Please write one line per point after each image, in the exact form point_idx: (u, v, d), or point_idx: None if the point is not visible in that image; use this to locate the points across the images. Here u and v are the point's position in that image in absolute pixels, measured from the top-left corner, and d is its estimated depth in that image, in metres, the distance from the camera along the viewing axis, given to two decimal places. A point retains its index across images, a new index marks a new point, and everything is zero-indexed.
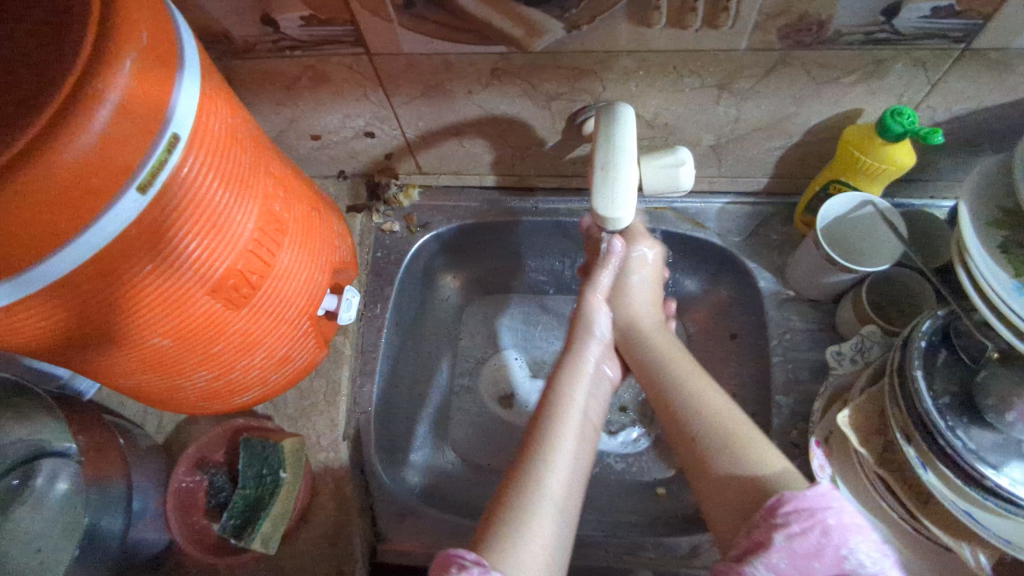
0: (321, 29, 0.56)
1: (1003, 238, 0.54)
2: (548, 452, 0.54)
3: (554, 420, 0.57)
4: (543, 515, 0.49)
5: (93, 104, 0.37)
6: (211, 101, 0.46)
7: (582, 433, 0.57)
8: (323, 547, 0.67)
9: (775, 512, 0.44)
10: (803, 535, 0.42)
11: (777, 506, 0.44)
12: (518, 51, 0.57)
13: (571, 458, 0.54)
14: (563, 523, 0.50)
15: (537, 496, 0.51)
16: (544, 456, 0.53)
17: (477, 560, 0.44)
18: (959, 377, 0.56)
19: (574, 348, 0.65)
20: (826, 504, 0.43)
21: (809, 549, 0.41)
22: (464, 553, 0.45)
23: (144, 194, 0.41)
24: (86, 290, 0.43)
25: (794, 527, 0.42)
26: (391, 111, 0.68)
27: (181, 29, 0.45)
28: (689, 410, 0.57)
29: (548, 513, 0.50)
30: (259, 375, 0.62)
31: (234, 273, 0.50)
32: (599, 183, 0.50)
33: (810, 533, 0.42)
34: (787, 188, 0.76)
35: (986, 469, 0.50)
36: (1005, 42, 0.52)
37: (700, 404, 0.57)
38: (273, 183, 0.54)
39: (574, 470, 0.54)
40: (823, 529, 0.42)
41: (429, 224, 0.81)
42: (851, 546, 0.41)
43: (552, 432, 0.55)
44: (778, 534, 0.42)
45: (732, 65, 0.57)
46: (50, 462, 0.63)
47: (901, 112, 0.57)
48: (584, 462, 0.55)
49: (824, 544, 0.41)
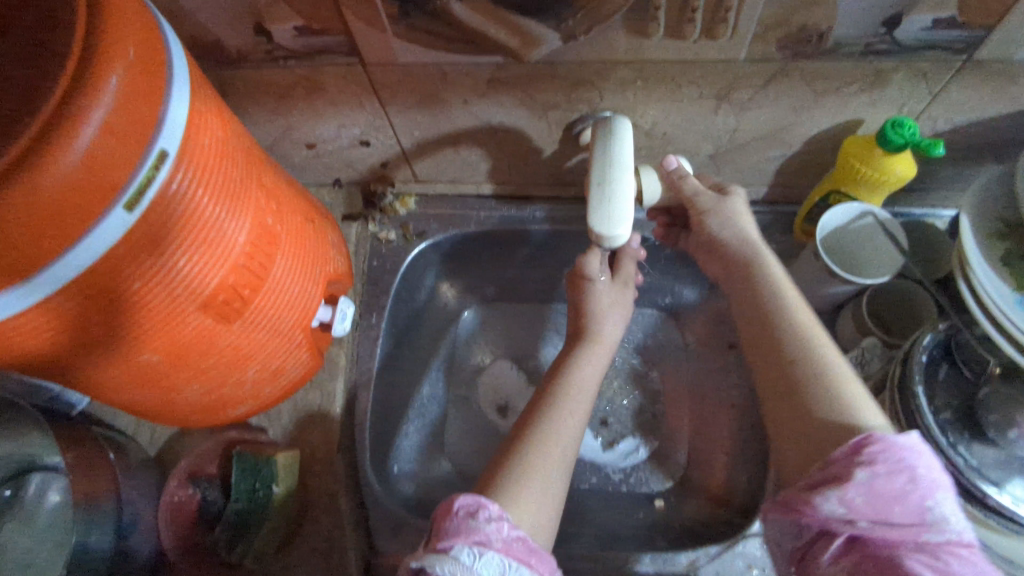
0: (315, 39, 0.55)
1: (1006, 250, 0.53)
2: (552, 419, 0.57)
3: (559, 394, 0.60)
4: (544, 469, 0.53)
5: (78, 121, 0.36)
6: (201, 114, 0.45)
7: (582, 406, 0.60)
8: (316, 561, 0.66)
9: (860, 450, 0.40)
10: (889, 477, 0.38)
11: (862, 444, 0.40)
12: (515, 61, 0.57)
13: (570, 427, 0.57)
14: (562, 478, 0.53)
15: (542, 460, 0.53)
16: (545, 434, 0.56)
17: (499, 512, 0.46)
18: (960, 392, 0.56)
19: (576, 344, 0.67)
20: (917, 453, 0.40)
21: (892, 492, 0.38)
22: (488, 503, 0.46)
23: (132, 211, 0.41)
24: (73, 306, 0.42)
25: (880, 470, 0.39)
26: (387, 119, 0.67)
27: (171, 42, 0.44)
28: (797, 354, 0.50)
29: (550, 470, 0.53)
30: (252, 388, 0.62)
31: (226, 287, 0.50)
32: (595, 201, 0.50)
33: (896, 478, 0.38)
34: (786, 197, 0.75)
35: (988, 488, 0.49)
36: (1007, 53, 0.51)
37: (796, 335, 0.52)
38: (264, 196, 0.53)
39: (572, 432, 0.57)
40: (909, 478, 0.39)
41: (426, 232, 0.80)
42: (936, 498, 0.38)
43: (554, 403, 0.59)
44: (860, 472, 0.39)
45: (731, 76, 0.57)
46: (39, 475, 0.63)
47: (901, 125, 0.56)
48: (580, 433, 0.58)
49: (910, 491, 0.38)
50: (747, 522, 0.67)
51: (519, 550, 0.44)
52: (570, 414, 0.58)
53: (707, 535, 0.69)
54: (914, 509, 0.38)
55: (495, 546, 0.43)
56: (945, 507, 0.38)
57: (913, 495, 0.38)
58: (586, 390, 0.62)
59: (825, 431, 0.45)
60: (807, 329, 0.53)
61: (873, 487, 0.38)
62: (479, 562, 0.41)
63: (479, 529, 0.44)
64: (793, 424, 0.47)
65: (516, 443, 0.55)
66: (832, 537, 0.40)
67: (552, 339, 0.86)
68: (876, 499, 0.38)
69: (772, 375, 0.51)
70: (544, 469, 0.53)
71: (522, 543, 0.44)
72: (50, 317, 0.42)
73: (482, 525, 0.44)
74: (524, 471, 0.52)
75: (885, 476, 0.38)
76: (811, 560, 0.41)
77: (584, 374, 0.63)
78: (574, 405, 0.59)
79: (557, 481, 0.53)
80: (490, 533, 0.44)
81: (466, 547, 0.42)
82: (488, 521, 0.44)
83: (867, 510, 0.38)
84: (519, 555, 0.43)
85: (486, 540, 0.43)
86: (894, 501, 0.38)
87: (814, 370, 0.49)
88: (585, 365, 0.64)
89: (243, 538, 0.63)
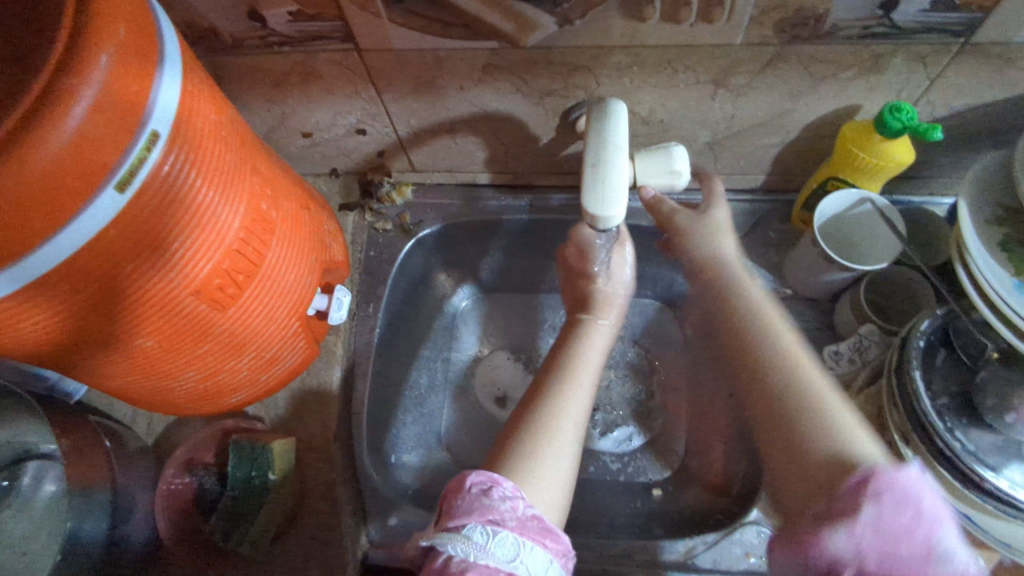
0: (309, 24, 0.55)
1: (1004, 235, 0.53)
2: (557, 397, 0.58)
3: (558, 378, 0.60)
4: (551, 448, 0.53)
5: (67, 101, 0.36)
6: (193, 96, 0.45)
7: (589, 382, 0.60)
8: (312, 549, 0.66)
9: (865, 486, 0.42)
10: (896, 510, 0.40)
11: (868, 479, 0.42)
12: (511, 46, 0.56)
13: (577, 405, 0.58)
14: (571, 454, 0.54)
15: (547, 439, 0.54)
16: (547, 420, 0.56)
17: (512, 489, 0.46)
18: (959, 377, 0.55)
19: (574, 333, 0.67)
20: (921, 486, 0.41)
21: (898, 529, 0.39)
22: (501, 481, 0.46)
23: (123, 192, 0.40)
24: (65, 288, 0.42)
25: (889, 504, 0.40)
26: (383, 107, 0.67)
27: (162, 24, 0.44)
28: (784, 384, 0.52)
29: (558, 448, 0.54)
30: (248, 375, 0.61)
31: (221, 272, 0.49)
32: (590, 180, 0.48)
33: (904, 511, 0.40)
34: (784, 185, 0.75)
35: (985, 472, 0.49)
36: (1006, 36, 0.51)
37: (785, 359, 0.54)
38: (259, 181, 0.53)
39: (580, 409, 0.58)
40: (915, 512, 0.40)
41: (422, 222, 0.80)
42: (941, 532, 0.40)
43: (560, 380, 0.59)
44: (868, 507, 0.41)
45: (728, 60, 0.56)
46: (36, 464, 0.63)
47: (899, 108, 0.56)
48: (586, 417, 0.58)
49: (916, 527, 0.40)
50: (745, 509, 0.66)
51: (534, 528, 0.44)
52: (577, 391, 0.59)
53: (704, 523, 0.69)
54: (922, 547, 0.39)
55: (509, 525, 0.43)
56: (950, 541, 0.39)
57: (920, 528, 0.40)
58: (592, 367, 0.62)
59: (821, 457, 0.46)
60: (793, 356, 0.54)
61: (880, 521, 0.40)
62: (493, 541, 0.41)
63: (496, 507, 0.44)
64: (789, 451, 0.48)
65: (518, 431, 0.55)
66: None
67: (549, 330, 0.86)
68: (885, 535, 0.39)
69: (761, 397, 0.52)
70: (550, 448, 0.53)
71: (537, 521, 0.45)
72: (45, 301, 0.42)
73: (498, 503, 0.45)
74: (529, 452, 0.53)
75: (890, 510, 0.40)
76: None
77: (590, 352, 0.64)
78: (583, 382, 0.60)
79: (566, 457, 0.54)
80: (505, 511, 0.44)
81: (480, 526, 0.42)
82: (503, 500, 0.45)
83: (875, 545, 0.39)
84: (533, 534, 0.43)
85: (500, 519, 0.43)
86: (900, 537, 0.39)
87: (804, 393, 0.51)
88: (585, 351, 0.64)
89: (238, 526, 0.63)
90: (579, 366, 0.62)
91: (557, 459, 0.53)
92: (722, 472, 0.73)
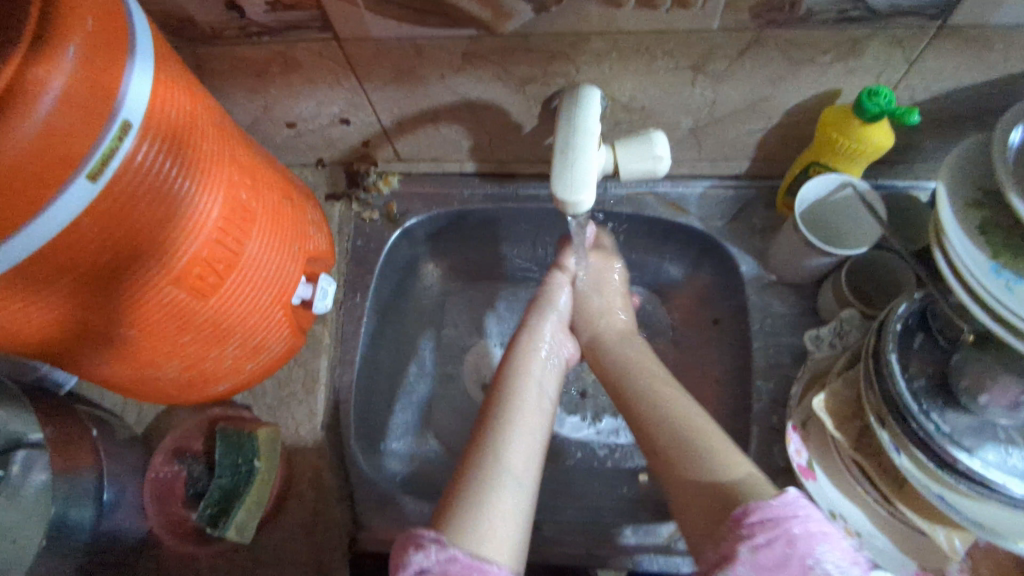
0: (287, 14, 0.55)
1: (982, 219, 0.53)
2: (507, 421, 0.58)
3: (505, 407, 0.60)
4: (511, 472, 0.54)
5: (34, 92, 0.36)
6: (166, 87, 0.45)
7: (535, 421, 0.59)
8: (301, 534, 0.67)
9: (742, 524, 0.44)
10: (770, 545, 0.42)
11: (743, 517, 0.44)
12: (488, 33, 0.56)
13: (527, 441, 0.57)
14: (523, 496, 0.53)
15: (496, 480, 0.52)
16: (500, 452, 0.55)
17: (435, 537, 0.46)
18: (936, 360, 0.55)
19: (514, 357, 0.66)
20: (792, 513, 0.43)
21: (774, 560, 0.42)
22: (423, 532, 0.46)
23: (95, 181, 0.41)
24: (41, 278, 0.43)
25: (760, 539, 0.43)
26: (365, 97, 0.67)
27: (134, 15, 0.44)
28: (673, 434, 0.56)
29: (516, 473, 0.54)
30: (234, 364, 0.62)
31: (199, 262, 0.50)
32: (558, 166, 0.48)
33: (776, 544, 0.42)
34: (769, 171, 0.75)
35: (959, 453, 0.50)
36: (982, 18, 0.51)
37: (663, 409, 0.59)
38: (238, 172, 0.53)
39: (529, 447, 0.57)
40: (789, 541, 0.42)
41: (408, 212, 0.80)
42: (817, 554, 0.42)
43: (505, 418, 0.58)
44: (742, 547, 0.43)
45: (705, 46, 0.56)
46: (26, 453, 0.63)
47: (877, 92, 0.56)
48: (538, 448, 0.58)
49: (790, 556, 0.42)
50: None
51: (454, 569, 0.44)
52: (523, 430, 0.58)
53: None
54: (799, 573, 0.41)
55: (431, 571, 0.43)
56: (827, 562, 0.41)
57: (794, 556, 0.42)
58: (539, 404, 0.61)
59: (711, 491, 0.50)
60: (673, 406, 0.59)
61: (759, 556, 0.42)
62: None
63: (410, 561, 0.44)
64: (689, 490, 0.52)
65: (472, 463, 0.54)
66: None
67: None
68: (761, 570, 0.41)
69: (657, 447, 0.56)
70: (499, 489, 0.52)
71: (456, 561, 0.44)
72: (29, 292, 0.44)
73: (414, 556, 0.45)
74: (478, 496, 0.51)
75: (766, 545, 0.42)
76: None
77: (532, 386, 0.63)
78: (529, 418, 0.59)
79: (517, 495, 0.52)
80: (422, 561, 0.44)
81: None
82: (418, 550, 0.44)
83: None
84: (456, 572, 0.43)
85: (422, 568, 0.44)
86: (778, 568, 0.41)
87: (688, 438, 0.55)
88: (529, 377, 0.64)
89: (224, 513, 0.63)
90: (523, 402, 0.60)
91: (510, 502, 0.51)
92: None
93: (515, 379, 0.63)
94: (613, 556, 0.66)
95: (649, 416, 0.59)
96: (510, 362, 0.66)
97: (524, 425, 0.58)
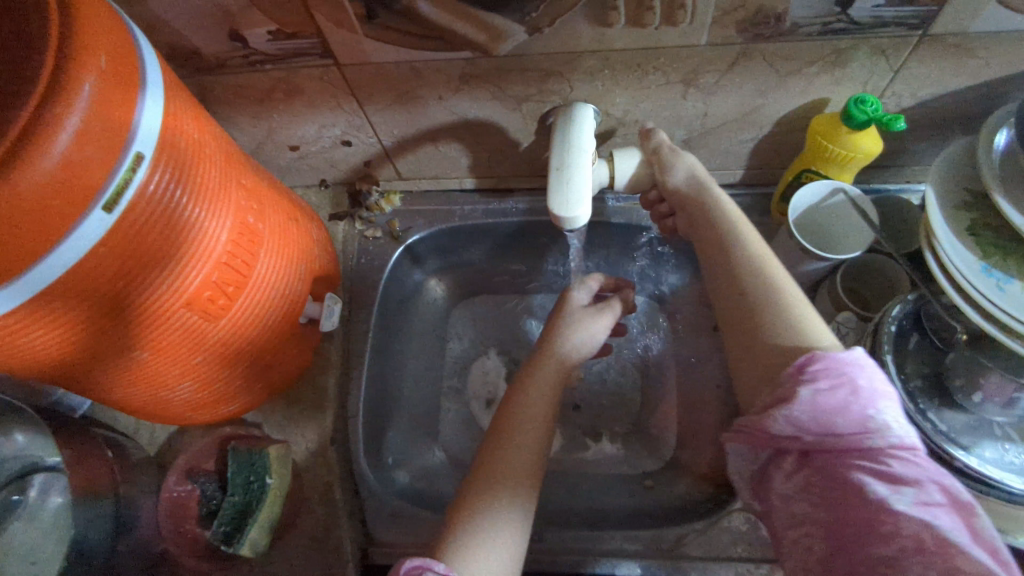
0: (288, 42, 0.57)
1: (971, 221, 0.54)
2: (510, 447, 0.57)
3: (511, 430, 0.58)
4: (506, 512, 0.53)
5: (54, 128, 0.38)
6: (176, 119, 0.47)
7: (538, 441, 0.58)
8: (313, 548, 0.69)
9: (804, 370, 0.44)
10: (831, 390, 0.42)
11: (805, 364, 0.44)
12: (483, 55, 0.58)
13: (527, 471, 0.56)
14: (519, 521, 0.53)
15: (496, 507, 0.53)
16: (500, 482, 0.54)
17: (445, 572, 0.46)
18: (930, 360, 0.57)
19: (530, 372, 0.64)
20: (859, 367, 0.43)
21: (834, 405, 0.42)
22: (433, 564, 0.46)
23: (111, 211, 0.43)
24: (56, 306, 0.44)
25: (823, 385, 0.43)
26: (366, 118, 0.69)
27: (144, 50, 0.46)
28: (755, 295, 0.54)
29: (511, 513, 0.53)
30: (243, 384, 0.64)
31: (210, 285, 0.52)
32: (554, 184, 0.50)
33: (838, 390, 0.42)
34: (763, 178, 0.77)
35: (955, 450, 0.51)
36: (963, 27, 0.52)
37: (753, 261, 0.57)
38: (245, 197, 0.55)
39: (530, 469, 0.56)
40: (851, 391, 0.42)
41: (411, 228, 0.82)
42: (877, 407, 0.42)
43: (508, 442, 0.57)
44: (805, 390, 0.43)
45: (695, 61, 0.58)
46: (43, 476, 0.66)
47: (864, 101, 0.58)
48: (536, 482, 0.57)
49: (851, 402, 0.42)
50: (732, 497, 0.68)
51: None
52: (526, 454, 0.57)
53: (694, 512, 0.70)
54: (857, 421, 0.42)
55: None
56: (884, 414, 0.42)
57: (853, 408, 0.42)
58: (542, 422, 0.60)
59: (780, 353, 0.50)
60: (760, 258, 0.57)
61: (819, 407, 0.42)
62: None
63: None
64: (755, 345, 0.52)
65: (486, 485, 0.54)
66: (788, 458, 0.45)
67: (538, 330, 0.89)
68: (819, 415, 0.42)
69: (733, 305, 0.55)
70: (499, 522, 0.52)
71: None
72: (51, 324, 0.46)
73: None
74: (479, 521, 0.52)
75: (830, 392, 0.41)
76: (768, 479, 0.47)
77: (540, 403, 0.61)
78: (532, 438, 0.58)
79: (513, 524, 0.53)
80: None
81: None
82: None
83: (811, 424, 0.42)
84: None
85: None
86: (835, 415, 0.42)
87: (773, 297, 0.54)
88: (539, 401, 0.61)
89: (238, 531, 0.64)
90: (530, 419, 0.59)
91: (505, 532, 0.52)
92: (712, 461, 0.74)
93: (528, 396, 0.61)
94: (621, 562, 0.66)
95: (723, 265, 0.58)
96: (518, 378, 0.64)
97: (527, 445, 0.57)
